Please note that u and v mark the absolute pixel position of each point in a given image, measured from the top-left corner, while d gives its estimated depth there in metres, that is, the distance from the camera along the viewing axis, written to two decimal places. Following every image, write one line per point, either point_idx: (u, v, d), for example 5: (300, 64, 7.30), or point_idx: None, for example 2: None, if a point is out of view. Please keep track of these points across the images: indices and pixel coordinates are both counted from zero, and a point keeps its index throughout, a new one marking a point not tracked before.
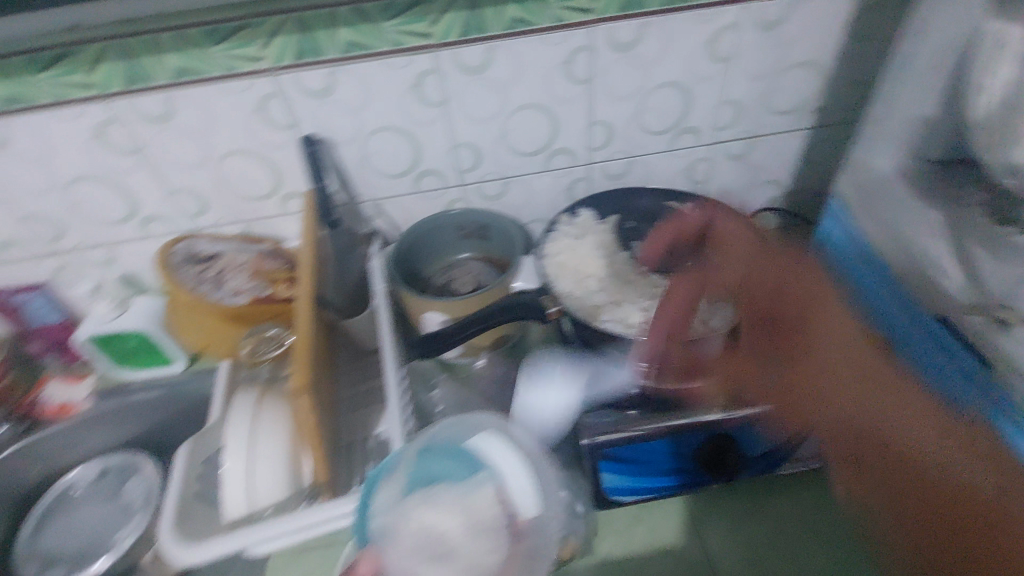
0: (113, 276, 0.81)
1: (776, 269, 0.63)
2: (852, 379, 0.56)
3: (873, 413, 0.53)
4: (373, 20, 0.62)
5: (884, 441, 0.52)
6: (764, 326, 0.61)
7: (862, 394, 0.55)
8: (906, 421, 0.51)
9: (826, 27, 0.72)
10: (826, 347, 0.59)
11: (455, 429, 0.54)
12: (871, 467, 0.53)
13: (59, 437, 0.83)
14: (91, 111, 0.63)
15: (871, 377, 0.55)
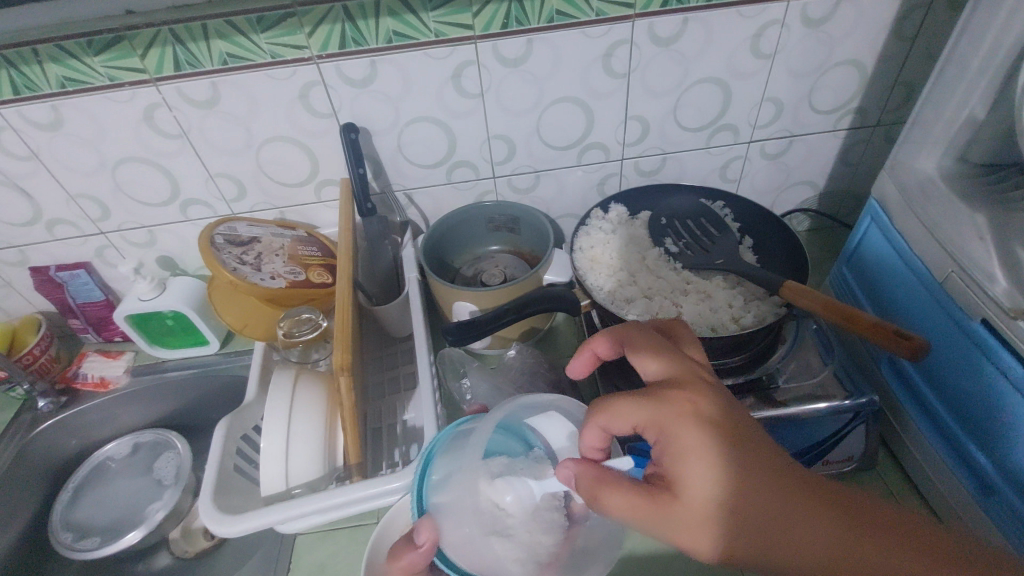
0: (153, 257, 0.83)
1: (699, 400, 0.40)
2: (753, 494, 0.36)
3: (775, 526, 0.35)
4: (416, 11, 0.63)
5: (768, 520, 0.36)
6: (723, 447, 0.37)
7: (751, 501, 0.36)
8: (824, 537, 0.35)
9: (870, 26, 0.71)
10: (719, 480, 0.36)
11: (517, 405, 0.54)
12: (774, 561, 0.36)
13: (97, 412, 0.86)
14: (139, 94, 0.65)
15: (757, 463, 0.37)
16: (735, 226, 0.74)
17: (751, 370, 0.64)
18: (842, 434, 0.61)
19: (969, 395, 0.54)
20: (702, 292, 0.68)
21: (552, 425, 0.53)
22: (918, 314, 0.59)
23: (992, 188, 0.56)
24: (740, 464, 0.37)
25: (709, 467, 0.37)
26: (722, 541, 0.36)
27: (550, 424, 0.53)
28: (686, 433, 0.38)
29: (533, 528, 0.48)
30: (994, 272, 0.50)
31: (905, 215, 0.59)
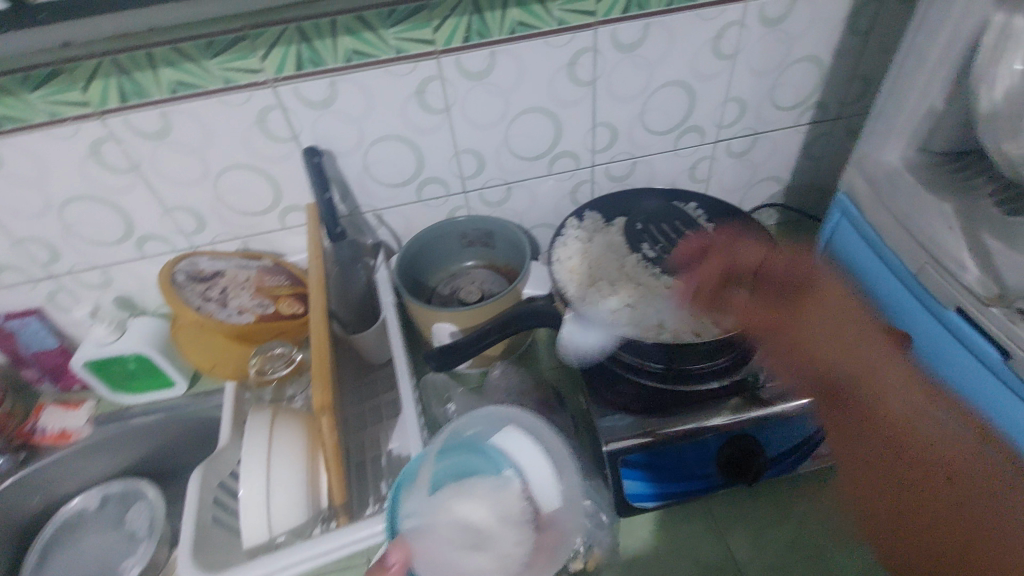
0: (109, 297, 0.78)
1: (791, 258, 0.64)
2: (852, 328, 0.57)
3: (833, 339, 0.57)
4: (374, 28, 0.61)
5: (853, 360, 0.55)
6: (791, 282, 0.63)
7: (843, 343, 0.56)
8: (872, 371, 0.53)
9: (825, 23, 0.72)
10: (824, 324, 0.58)
11: (483, 422, 0.54)
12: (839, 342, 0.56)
13: (59, 466, 0.81)
14: (84, 129, 0.61)
15: (841, 318, 0.58)
16: (710, 228, 0.74)
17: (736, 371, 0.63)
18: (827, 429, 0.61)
19: (950, 379, 0.55)
20: (682, 296, 0.68)
21: (515, 439, 0.52)
22: (892, 304, 0.60)
23: (954, 177, 0.58)
24: (830, 305, 0.60)
25: (809, 305, 0.60)
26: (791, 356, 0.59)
27: (514, 437, 0.52)
28: (812, 285, 0.62)
29: (505, 539, 0.46)
30: (966, 260, 0.51)
31: (875, 209, 0.60)
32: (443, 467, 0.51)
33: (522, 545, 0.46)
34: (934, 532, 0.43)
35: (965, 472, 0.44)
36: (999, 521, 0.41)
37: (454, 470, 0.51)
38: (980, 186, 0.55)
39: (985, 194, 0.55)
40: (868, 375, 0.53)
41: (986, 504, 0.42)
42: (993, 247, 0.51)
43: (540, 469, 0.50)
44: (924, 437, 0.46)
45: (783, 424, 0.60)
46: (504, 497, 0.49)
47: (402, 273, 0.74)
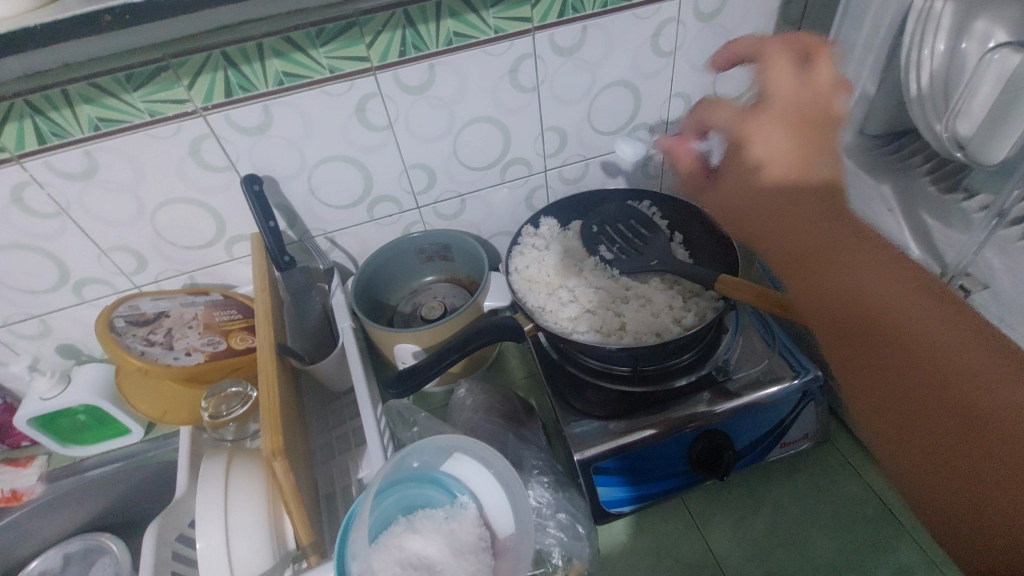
0: (51, 347, 0.74)
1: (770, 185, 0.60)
2: (874, 275, 0.48)
3: (884, 296, 0.46)
4: (304, 49, 0.59)
5: (870, 305, 0.46)
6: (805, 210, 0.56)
7: (792, 224, 0.57)
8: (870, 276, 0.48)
9: (758, 15, 0.73)
10: (788, 229, 0.57)
11: (431, 453, 0.52)
12: (841, 321, 0.48)
13: (11, 530, 0.76)
14: (2, 175, 0.58)
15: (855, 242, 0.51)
16: (664, 224, 0.75)
17: (700, 367, 0.63)
18: (794, 415, 0.62)
19: None
20: (642, 296, 0.67)
21: (466, 466, 0.51)
22: None
23: (891, 159, 0.59)
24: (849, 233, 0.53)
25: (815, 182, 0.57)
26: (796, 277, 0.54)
27: (465, 465, 0.51)
28: (743, 160, 0.65)
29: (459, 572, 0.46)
30: (909, 243, 0.54)
31: None
32: (387, 504, 0.50)
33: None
34: (970, 449, 0.38)
35: (971, 361, 0.40)
36: (991, 394, 0.38)
37: (400, 505, 0.50)
38: (917, 166, 0.57)
39: (922, 174, 0.56)
40: (866, 280, 0.48)
41: (985, 445, 0.38)
42: (932, 228, 0.53)
43: (491, 496, 0.50)
44: (961, 367, 0.40)
45: (751, 415, 0.60)
46: (455, 529, 0.49)
47: (358, 296, 0.72)
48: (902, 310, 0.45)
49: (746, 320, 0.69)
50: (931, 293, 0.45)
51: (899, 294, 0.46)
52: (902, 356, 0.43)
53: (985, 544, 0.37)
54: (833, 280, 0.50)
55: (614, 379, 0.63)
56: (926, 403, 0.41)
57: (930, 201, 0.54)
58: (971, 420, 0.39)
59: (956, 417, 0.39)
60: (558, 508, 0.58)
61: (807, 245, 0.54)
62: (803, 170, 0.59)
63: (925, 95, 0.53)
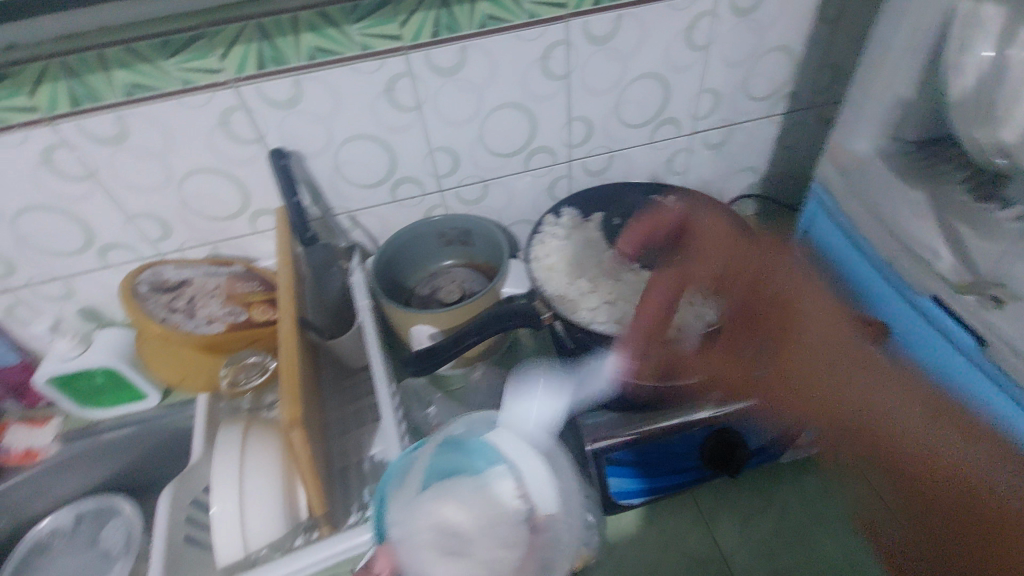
0: (73, 310, 0.75)
1: (761, 299, 0.61)
2: (839, 395, 0.49)
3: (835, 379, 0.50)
4: (338, 24, 0.59)
5: (873, 422, 0.45)
6: (822, 318, 0.56)
7: (758, 333, 0.58)
8: (886, 404, 0.46)
9: (795, 13, 0.72)
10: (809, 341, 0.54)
11: (474, 424, 0.55)
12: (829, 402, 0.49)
13: (26, 486, 0.78)
14: (34, 135, 0.59)
15: (878, 371, 0.49)
16: None
17: None
18: None
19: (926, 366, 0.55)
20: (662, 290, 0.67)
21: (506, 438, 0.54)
22: (866, 291, 0.61)
23: (924, 164, 0.58)
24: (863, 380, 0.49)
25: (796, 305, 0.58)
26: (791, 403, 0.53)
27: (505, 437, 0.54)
28: (797, 297, 0.58)
29: (493, 542, 0.47)
30: (939, 249, 0.51)
31: (849, 199, 0.60)
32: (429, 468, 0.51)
33: (512, 549, 0.47)
34: (971, 548, 0.38)
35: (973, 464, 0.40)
36: (992, 488, 0.39)
37: (440, 471, 0.52)
38: (952, 173, 0.56)
39: (957, 181, 0.55)
40: (854, 377, 0.49)
41: (986, 542, 0.38)
42: (964, 234, 0.50)
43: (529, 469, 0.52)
44: (952, 462, 0.41)
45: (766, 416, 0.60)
46: (492, 498, 0.50)
47: (377, 276, 0.72)
48: (867, 397, 0.47)
49: None
50: (916, 393, 0.46)
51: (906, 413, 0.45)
52: (907, 447, 0.43)
53: None
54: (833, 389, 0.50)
55: None
56: (926, 503, 0.41)
57: (963, 208, 0.52)
58: (959, 513, 0.39)
59: (940, 509, 0.40)
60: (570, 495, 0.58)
61: (837, 365, 0.51)
62: (830, 322, 0.55)
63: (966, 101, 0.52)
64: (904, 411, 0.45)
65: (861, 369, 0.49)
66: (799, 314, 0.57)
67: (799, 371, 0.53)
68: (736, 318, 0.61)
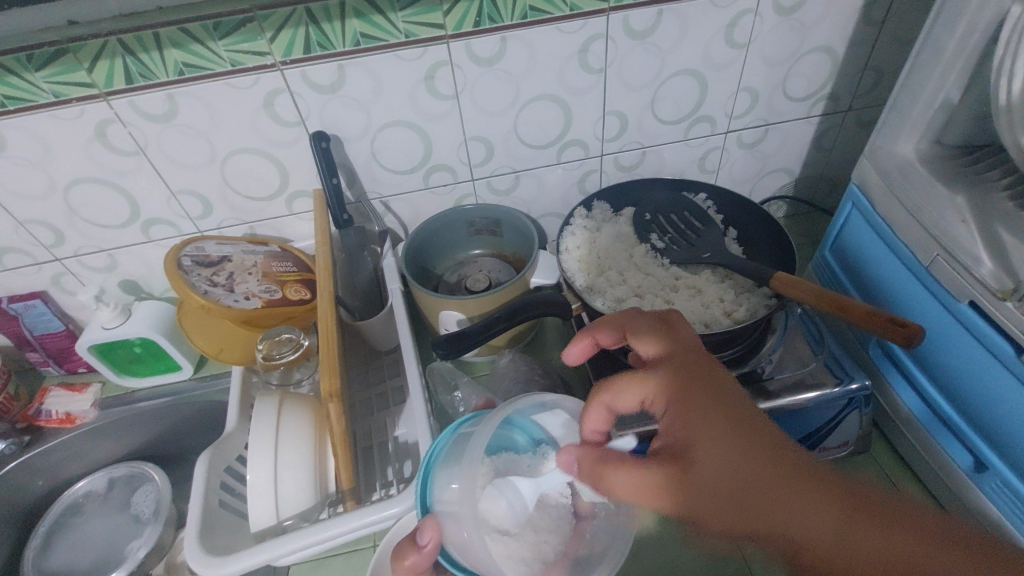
0: (115, 281, 0.78)
1: (698, 382, 0.42)
2: (737, 483, 0.37)
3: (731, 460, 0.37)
4: (383, 11, 0.60)
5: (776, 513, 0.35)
6: (708, 393, 0.41)
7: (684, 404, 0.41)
8: (800, 517, 0.34)
9: (840, 13, 0.71)
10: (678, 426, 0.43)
11: (531, 406, 0.53)
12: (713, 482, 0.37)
13: (64, 449, 0.81)
14: (89, 110, 0.61)
15: (747, 444, 0.38)
16: (719, 219, 0.74)
17: (745, 362, 0.64)
18: (837, 421, 0.61)
19: (959, 372, 0.54)
20: (692, 286, 0.67)
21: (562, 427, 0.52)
22: (901, 293, 0.60)
23: (967, 169, 0.57)
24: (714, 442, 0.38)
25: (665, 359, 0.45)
26: (693, 510, 0.38)
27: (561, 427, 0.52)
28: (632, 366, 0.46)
29: (541, 527, 0.49)
30: (980, 254, 0.51)
31: (888, 202, 0.60)
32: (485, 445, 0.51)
33: (557, 534, 0.49)
34: None
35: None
36: None
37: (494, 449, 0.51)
38: (995, 180, 0.55)
39: (1001, 189, 0.54)
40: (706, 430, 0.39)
41: None
42: (1007, 241, 0.50)
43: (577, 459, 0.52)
44: None
45: (791, 416, 0.60)
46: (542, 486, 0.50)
47: (409, 261, 0.73)
48: (774, 480, 0.36)
49: (794, 321, 0.68)
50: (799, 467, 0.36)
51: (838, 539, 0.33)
52: (827, 527, 0.33)
53: None
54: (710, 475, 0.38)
55: None
56: None
57: (1009, 216, 0.51)
58: None
59: None
60: None
61: (717, 446, 0.38)
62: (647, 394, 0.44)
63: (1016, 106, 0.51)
64: (828, 525, 0.33)
65: (731, 436, 0.38)
66: (700, 443, 0.38)
67: (696, 483, 0.38)
68: (672, 389, 0.42)
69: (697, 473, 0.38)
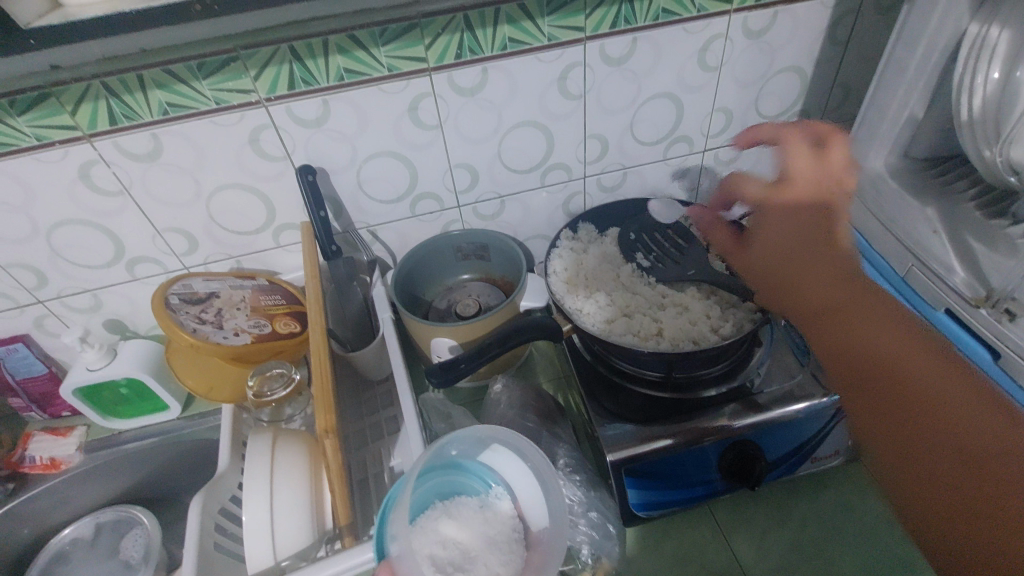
0: (100, 322, 0.77)
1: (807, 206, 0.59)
2: (827, 276, 0.55)
3: (797, 251, 0.58)
4: (366, 47, 0.61)
5: (834, 304, 0.53)
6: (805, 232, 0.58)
7: (791, 246, 0.58)
8: (864, 335, 0.50)
9: (806, 36, 0.74)
10: (768, 244, 0.61)
11: (468, 442, 0.53)
12: (776, 267, 0.60)
13: (48, 495, 0.79)
14: (73, 152, 0.61)
15: (829, 253, 0.56)
16: None
17: (730, 380, 0.64)
18: (826, 431, 0.62)
19: None
20: (679, 304, 0.68)
21: (501, 457, 0.52)
22: None
23: (935, 181, 0.60)
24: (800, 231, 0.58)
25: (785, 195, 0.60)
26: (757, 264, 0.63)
27: (500, 457, 0.52)
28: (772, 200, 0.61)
29: (491, 561, 0.48)
30: (954, 264, 0.53)
31: (862, 214, 0.61)
32: (426, 488, 0.51)
33: (508, 567, 0.47)
34: (965, 485, 0.41)
35: (976, 411, 0.43)
36: (1017, 453, 0.40)
37: (436, 491, 0.52)
38: (962, 191, 0.58)
39: (968, 199, 0.57)
40: (824, 279, 0.55)
41: (980, 488, 0.40)
42: (979, 251, 0.52)
43: (523, 488, 0.51)
44: (935, 395, 0.44)
45: (781, 428, 0.60)
46: (490, 519, 0.50)
47: (399, 288, 0.74)
48: (867, 327, 0.51)
49: (780, 332, 0.69)
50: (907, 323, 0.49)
51: (909, 352, 0.47)
52: (898, 352, 0.48)
53: (941, 531, 0.41)
54: (806, 275, 0.56)
55: (646, 385, 0.65)
56: (915, 438, 0.44)
57: (976, 225, 0.54)
58: (969, 450, 0.41)
59: (957, 449, 0.42)
60: (588, 507, 0.59)
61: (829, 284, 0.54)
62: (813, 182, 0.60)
63: (976, 121, 0.53)
64: (897, 346, 0.48)
65: (826, 286, 0.54)
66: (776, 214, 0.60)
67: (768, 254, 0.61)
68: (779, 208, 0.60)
69: (775, 240, 0.60)
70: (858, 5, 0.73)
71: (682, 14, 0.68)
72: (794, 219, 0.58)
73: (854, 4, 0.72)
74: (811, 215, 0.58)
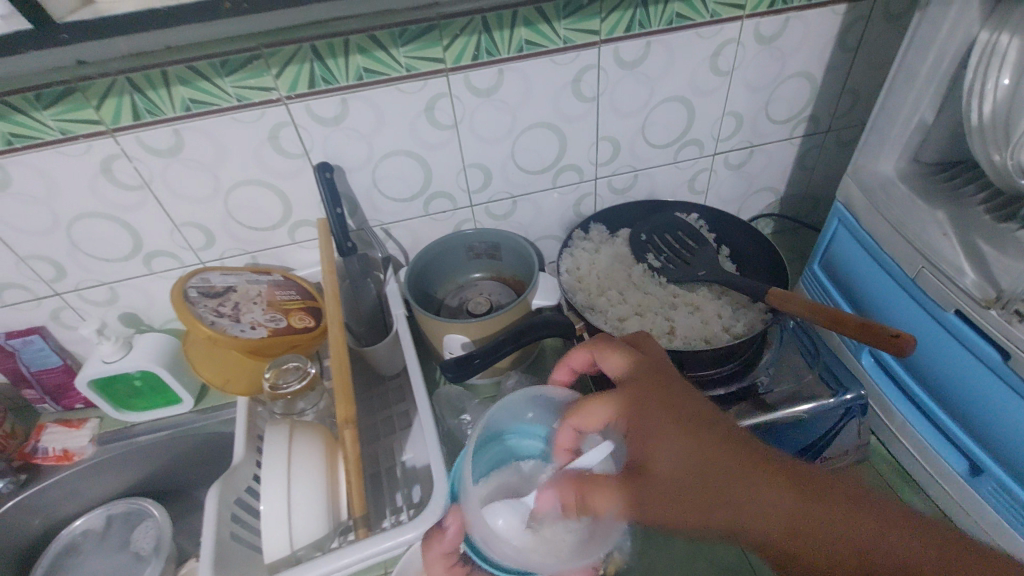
0: (115, 315, 0.78)
1: (698, 405, 0.48)
2: (700, 460, 0.44)
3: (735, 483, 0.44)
4: (386, 47, 0.62)
5: (702, 482, 0.44)
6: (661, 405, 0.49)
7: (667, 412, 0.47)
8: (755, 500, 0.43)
9: (817, 42, 0.75)
10: (670, 458, 0.45)
11: (539, 408, 0.59)
12: (682, 492, 0.44)
13: (60, 487, 0.80)
14: (96, 146, 0.62)
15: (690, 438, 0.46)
16: (712, 238, 0.76)
17: (739, 379, 0.64)
18: (837, 430, 0.63)
19: (949, 380, 0.55)
20: (691, 304, 0.69)
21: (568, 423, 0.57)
22: (887, 303, 0.61)
23: (945, 186, 0.61)
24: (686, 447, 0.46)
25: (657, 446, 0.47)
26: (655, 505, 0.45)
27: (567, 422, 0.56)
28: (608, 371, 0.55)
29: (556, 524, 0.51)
30: (963, 266, 0.52)
31: (871, 216, 0.61)
32: (501, 449, 0.58)
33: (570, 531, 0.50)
34: None
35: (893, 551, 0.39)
36: None
37: (508, 453, 0.59)
38: (971, 195, 0.58)
39: (977, 203, 0.58)
40: (657, 442, 0.47)
41: None
42: (988, 254, 0.52)
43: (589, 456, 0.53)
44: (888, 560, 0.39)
45: (787, 426, 0.63)
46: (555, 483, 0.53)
47: (412, 286, 0.75)
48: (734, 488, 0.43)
49: (789, 334, 0.70)
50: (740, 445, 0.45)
51: (780, 505, 0.42)
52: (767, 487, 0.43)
53: None
54: (738, 494, 0.43)
55: None
56: None
57: (985, 229, 0.55)
58: None
59: None
60: None
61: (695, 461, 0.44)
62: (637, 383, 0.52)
63: (986, 127, 0.54)
64: (779, 501, 0.43)
65: (678, 457, 0.45)
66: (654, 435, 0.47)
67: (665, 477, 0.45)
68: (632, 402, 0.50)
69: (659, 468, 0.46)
70: (868, 12, 0.74)
71: (695, 19, 0.69)
72: (678, 425, 0.47)
73: (864, 10, 0.73)
74: (683, 417, 0.47)
